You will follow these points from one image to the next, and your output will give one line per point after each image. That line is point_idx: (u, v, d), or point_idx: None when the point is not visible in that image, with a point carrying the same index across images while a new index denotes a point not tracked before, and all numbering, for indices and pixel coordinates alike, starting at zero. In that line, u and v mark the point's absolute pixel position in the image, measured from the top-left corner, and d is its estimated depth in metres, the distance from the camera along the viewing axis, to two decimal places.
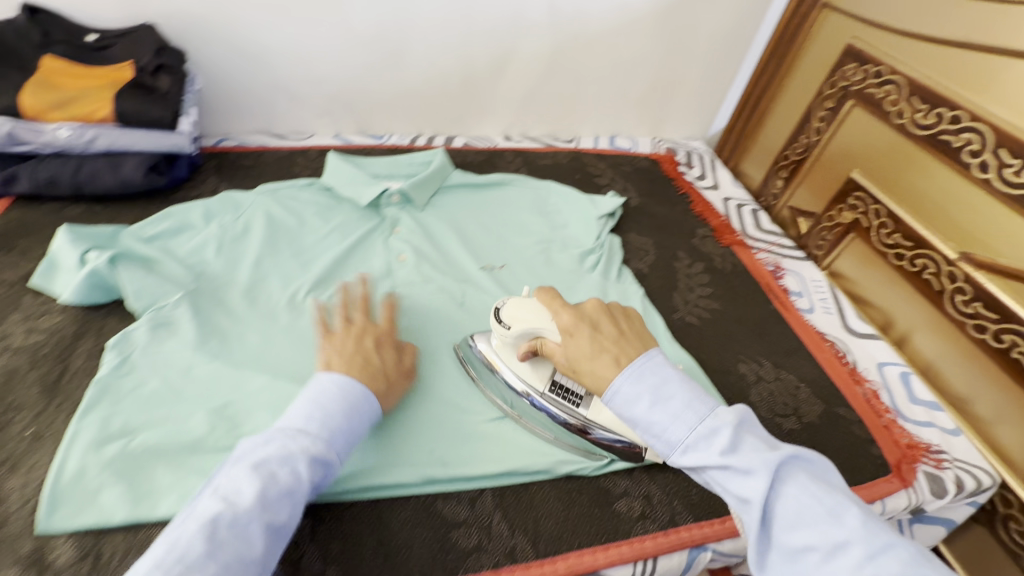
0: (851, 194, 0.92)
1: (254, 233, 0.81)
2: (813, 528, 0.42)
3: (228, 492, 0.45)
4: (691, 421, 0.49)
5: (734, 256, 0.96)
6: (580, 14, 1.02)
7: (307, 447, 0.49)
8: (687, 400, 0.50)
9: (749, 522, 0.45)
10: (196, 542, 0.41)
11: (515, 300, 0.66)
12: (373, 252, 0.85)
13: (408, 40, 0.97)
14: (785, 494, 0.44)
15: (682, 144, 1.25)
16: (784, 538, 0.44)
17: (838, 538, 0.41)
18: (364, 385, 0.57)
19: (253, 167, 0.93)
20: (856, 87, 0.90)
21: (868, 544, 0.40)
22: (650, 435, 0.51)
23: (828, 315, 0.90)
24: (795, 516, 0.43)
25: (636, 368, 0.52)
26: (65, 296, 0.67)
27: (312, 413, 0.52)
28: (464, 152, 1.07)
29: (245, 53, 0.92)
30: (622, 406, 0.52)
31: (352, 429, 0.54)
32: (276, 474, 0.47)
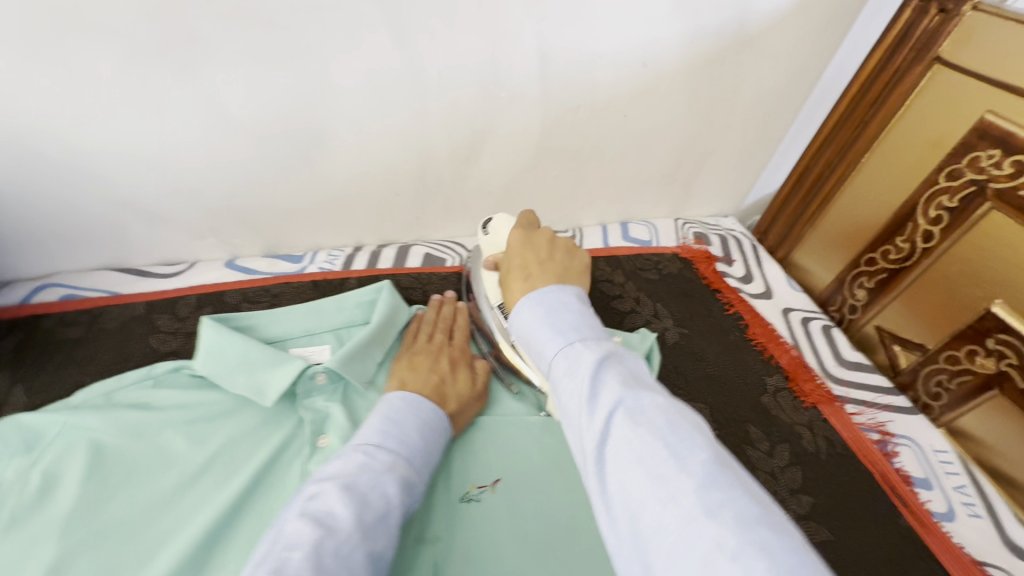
0: (992, 336, 0.64)
1: (58, 497, 0.47)
2: (649, 469, 0.32)
3: (322, 514, 0.40)
4: (567, 339, 0.41)
5: (825, 424, 0.66)
6: (584, 79, 0.68)
7: (394, 466, 0.46)
8: (580, 325, 0.42)
9: (585, 459, 0.35)
10: (306, 569, 0.36)
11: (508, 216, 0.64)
12: (280, 499, 0.50)
13: (327, 131, 0.63)
14: (627, 432, 0.34)
15: (712, 227, 0.95)
16: (616, 478, 0.33)
17: (671, 482, 0.31)
18: (432, 403, 0.55)
19: (82, 344, 0.58)
20: (1001, 185, 0.61)
21: (705, 498, 0.30)
22: (531, 353, 0.44)
23: (976, 521, 0.61)
24: (631, 450, 0.33)
25: (538, 293, 0.46)
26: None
27: (387, 429, 0.49)
28: (425, 274, 0.75)
29: (53, 168, 0.57)
30: (519, 326, 0.46)
31: (429, 449, 0.51)
32: (368, 497, 0.43)
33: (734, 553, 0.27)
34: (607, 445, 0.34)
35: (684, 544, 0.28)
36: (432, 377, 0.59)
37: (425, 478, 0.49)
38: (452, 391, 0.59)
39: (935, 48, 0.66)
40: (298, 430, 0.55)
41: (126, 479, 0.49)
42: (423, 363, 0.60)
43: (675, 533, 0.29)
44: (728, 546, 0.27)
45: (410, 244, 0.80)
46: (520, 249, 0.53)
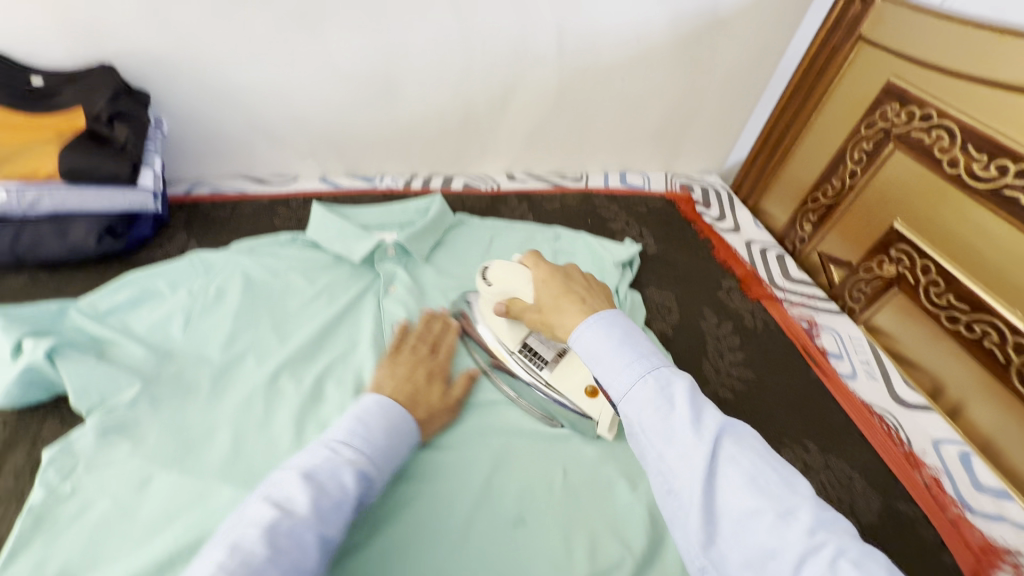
0: (893, 246, 0.84)
1: (229, 299, 0.70)
2: (761, 492, 0.39)
3: (282, 500, 0.44)
4: (650, 368, 0.47)
5: (764, 311, 0.87)
6: (591, 46, 0.91)
7: (355, 460, 0.49)
8: (650, 353, 0.48)
9: (687, 481, 0.41)
10: (256, 545, 0.39)
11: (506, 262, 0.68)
12: (365, 317, 0.74)
13: (401, 79, 0.87)
14: (731, 453, 0.42)
15: (696, 179, 1.16)
16: (730, 503, 0.40)
17: (788, 504, 0.38)
18: (405, 412, 0.56)
19: (228, 221, 0.83)
20: (899, 129, 0.81)
21: (818, 515, 0.38)
22: (605, 378, 0.49)
23: (872, 381, 0.81)
24: (743, 479, 0.40)
25: (604, 317, 0.51)
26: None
27: (355, 429, 0.51)
28: (464, 195, 0.98)
29: (215, 93, 0.82)
30: (589, 349, 0.50)
31: (394, 449, 0.53)
32: (325, 485, 0.46)
33: (857, 560, 0.36)
34: (715, 467, 0.41)
35: (810, 553, 0.36)
36: (406, 385, 0.61)
37: (385, 473, 0.51)
38: (424, 400, 0.61)
39: (859, 29, 0.88)
40: (374, 281, 0.79)
41: (266, 297, 0.72)
42: (403, 371, 0.62)
43: (797, 546, 0.37)
44: (852, 555, 0.36)
45: (453, 175, 1.03)
46: (559, 283, 0.57)
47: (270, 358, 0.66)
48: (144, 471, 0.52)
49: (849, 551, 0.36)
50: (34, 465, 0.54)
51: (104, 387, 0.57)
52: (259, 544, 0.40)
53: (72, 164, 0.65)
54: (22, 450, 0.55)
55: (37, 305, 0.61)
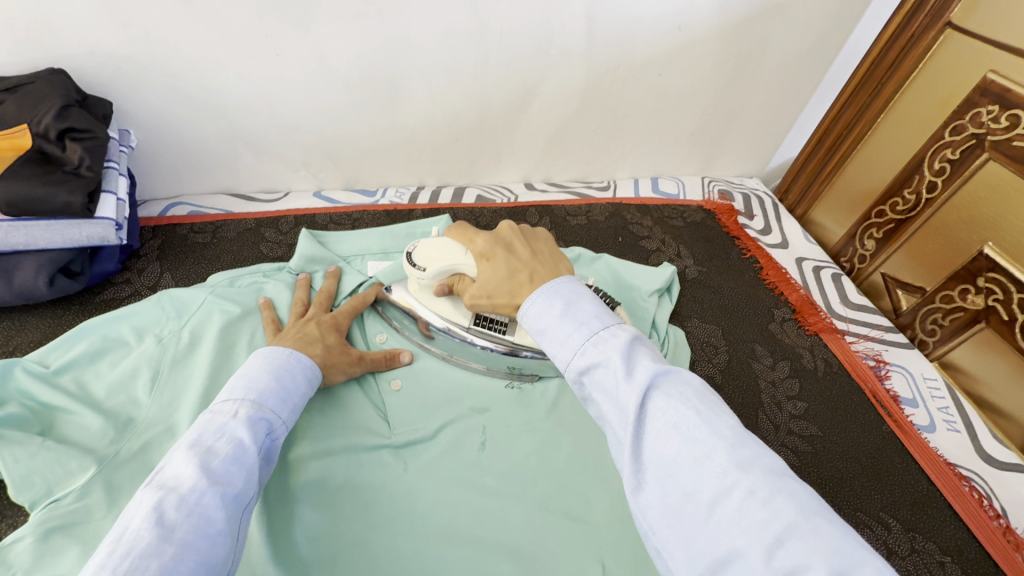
0: (982, 274, 0.71)
1: (203, 347, 0.60)
2: (685, 440, 0.35)
3: (167, 479, 0.38)
4: (591, 328, 0.42)
5: (825, 348, 0.76)
6: (624, 39, 0.78)
7: (240, 413, 0.44)
8: (597, 310, 0.44)
9: (621, 435, 0.37)
10: (144, 530, 0.34)
11: (428, 240, 0.59)
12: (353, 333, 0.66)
13: (403, 80, 0.75)
14: (661, 403, 0.37)
15: (736, 186, 1.04)
16: (656, 449, 0.36)
17: (705, 448, 0.34)
18: (288, 348, 0.53)
19: (208, 247, 0.73)
20: (996, 137, 0.68)
21: (736, 456, 0.33)
22: (548, 345, 0.45)
23: (954, 434, 0.69)
24: (669, 425, 0.35)
25: (552, 285, 0.47)
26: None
27: (237, 383, 0.47)
28: (477, 211, 0.87)
29: (190, 100, 0.70)
30: (533, 319, 0.46)
31: (287, 389, 0.49)
32: (213, 447, 0.40)
33: (767, 499, 0.31)
34: (644, 417, 0.37)
35: (723, 496, 0.32)
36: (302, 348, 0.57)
37: (286, 415, 0.47)
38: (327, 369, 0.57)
39: (947, 14, 0.74)
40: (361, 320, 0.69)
41: (250, 339, 0.62)
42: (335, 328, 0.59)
43: (712, 487, 0.32)
44: (762, 494, 0.31)
45: (465, 186, 0.92)
46: (505, 255, 0.52)
47: None
48: None
49: (781, 517, 0.30)
50: None
51: (50, 471, 0.47)
52: (170, 523, 0.35)
53: (12, 195, 0.54)
54: None
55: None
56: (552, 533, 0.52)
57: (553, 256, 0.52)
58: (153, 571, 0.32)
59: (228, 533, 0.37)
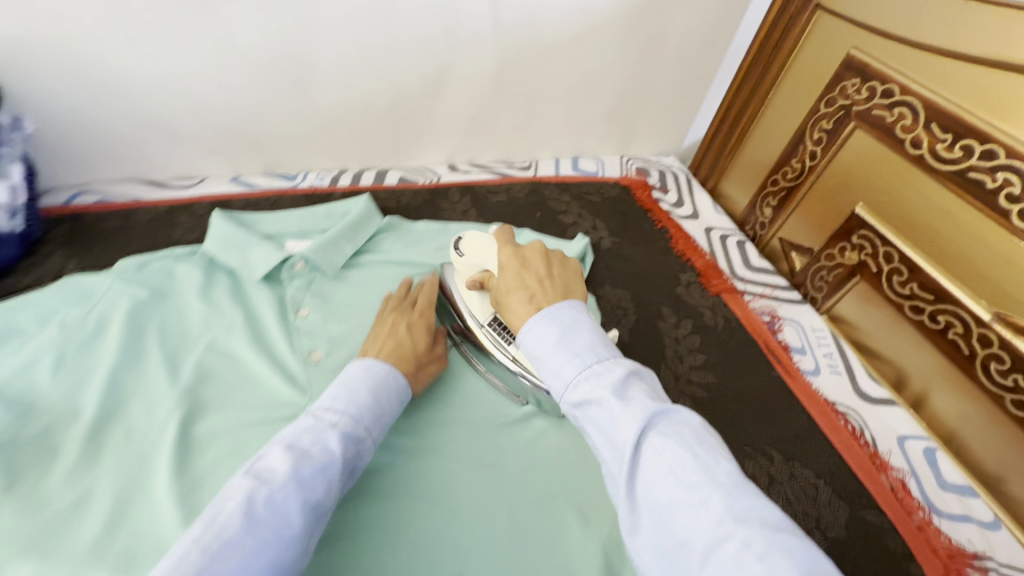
0: (855, 232, 0.79)
1: (110, 330, 0.60)
2: (681, 481, 0.36)
3: (262, 470, 0.44)
4: (586, 361, 0.44)
5: (725, 307, 0.82)
6: (530, 21, 0.81)
7: (338, 425, 0.49)
8: (593, 342, 0.45)
9: (616, 471, 0.39)
10: (234, 518, 0.40)
11: (480, 235, 0.67)
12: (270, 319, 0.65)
13: (314, 62, 0.76)
14: (660, 445, 0.38)
15: (652, 163, 1.10)
16: (650, 491, 0.37)
17: (703, 493, 0.34)
18: (388, 364, 0.57)
19: (117, 234, 0.71)
20: (859, 107, 0.76)
21: (733, 506, 0.34)
22: (543, 372, 0.46)
23: (835, 377, 0.77)
24: (664, 467, 0.37)
25: (552, 310, 0.47)
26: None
27: (340, 395, 0.52)
28: (399, 192, 0.88)
29: (88, 84, 0.69)
30: (528, 344, 0.47)
31: (381, 408, 0.53)
32: (309, 452, 0.46)
33: (762, 553, 0.31)
34: (639, 456, 0.38)
35: (718, 544, 0.32)
36: (390, 342, 0.61)
37: (375, 433, 0.52)
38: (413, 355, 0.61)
39: None
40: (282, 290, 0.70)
41: (159, 322, 0.62)
42: (381, 328, 0.63)
43: (707, 535, 0.33)
44: (757, 547, 0.31)
45: (388, 169, 0.93)
46: (516, 270, 0.53)
47: (160, 404, 0.55)
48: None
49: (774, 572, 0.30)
50: None
51: None
52: (259, 517, 0.40)
53: None
54: None
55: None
56: (460, 485, 0.56)
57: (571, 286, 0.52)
58: (234, 560, 0.37)
59: (299, 538, 0.41)
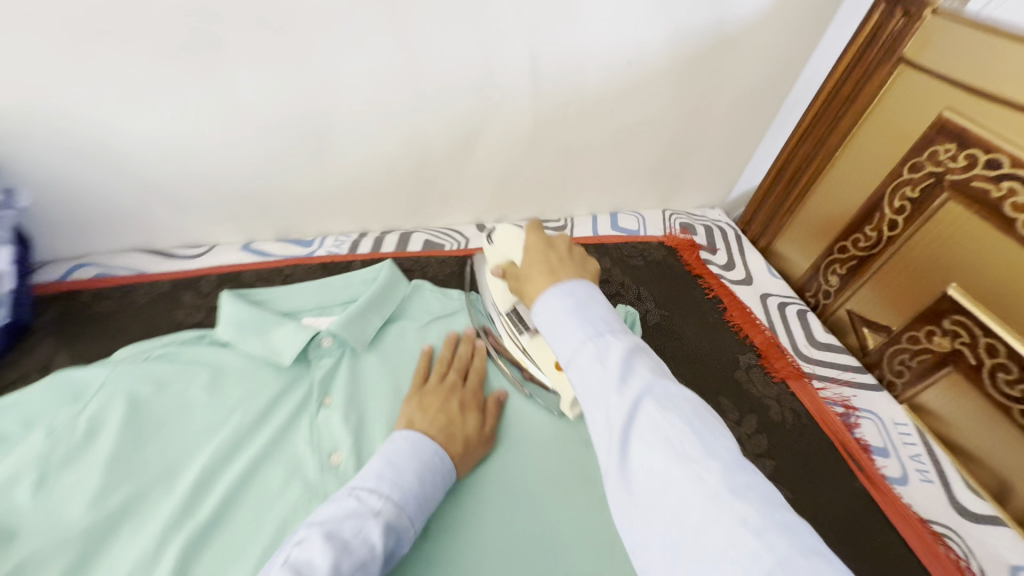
0: (947, 317, 0.69)
1: (104, 439, 0.53)
2: (678, 452, 0.33)
3: (302, 563, 0.39)
4: (593, 329, 0.41)
5: (792, 397, 0.72)
6: (572, 77, 0.73)
7: (381, 511, 0.46)
8: (603, 314, 0.42)
9: (607, 443, 0.36)
10: None
11: (508, 227, 0.65)
12: (288, 420, 0.59)
13: (334, 123, 0.69)
14: (661, 417, 0.35)
15: (698, 218, 1.00)
16: (642, 461, 0.34)
17: (700, 464, 0.32)
18: (437, 444, 0.54)
19: (115, 317, 0.64)
20: (954, 177, 0.66)
21: (731, 482, 0.31)
22: (552, 340, 0.43)
23: (928, 487, 0.67)
24: (658, 437, 0.34)
25: (569, 286, 0.45)
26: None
27: (384, 473, 0.49)
28: (424, 258, 0.80)
29: (87, 155, 0.62)
30: (542, 313, 0.45)
31: (425, 493, 0.50)
32: (350, 542, 0.42)
33: (759, 529, 0.29)
34: (632, 427, 0.35)
35: (710, 522, 0.30)
36: (439, 418, 0.57)
37: (417, 523, 0.48)
38: (461, 434, 0.57)
39: (900, 49, 0.72)
40: (308, 372, 0.64)
41: (161, 424, 0.56)
42: (433, 404, 0.59)
43: (701, 510, 0.31)
44: (754, 523, 0.29)
45: (412, 230, 0.85)
46: (541, 250, 0.52)
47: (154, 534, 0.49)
48: None
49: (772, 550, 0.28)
50: None
51: None
52: None
53: None
54: None
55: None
56: None
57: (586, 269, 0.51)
58: None
59: None
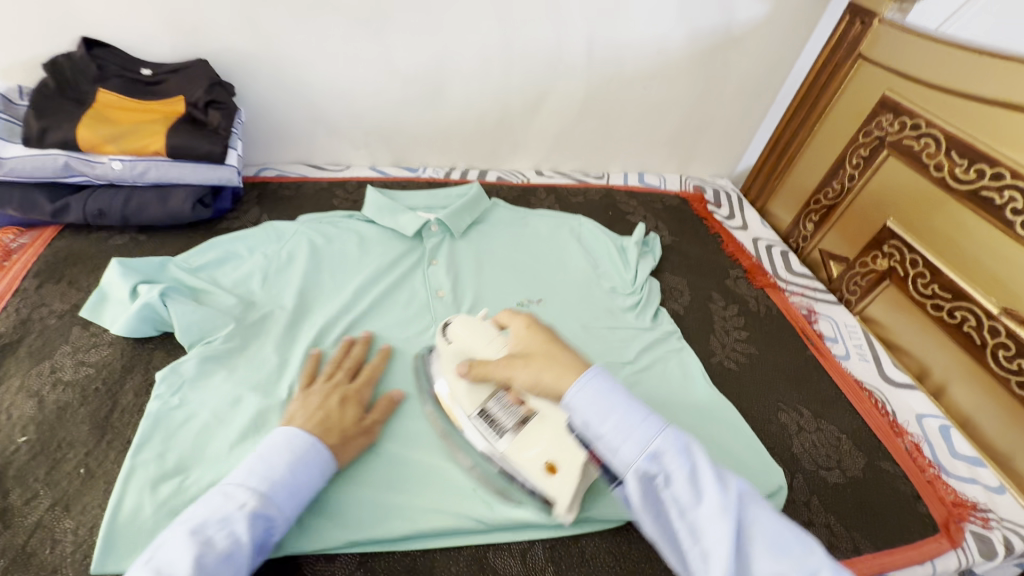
0: (885, 242, 0.93)
1: (298, 261, 0.82)
2: (780, 550, 0.43)
3: (163, 563, 0.45)
4: (655, 431, 0.48)
5: (767, 298, 0.96)
6: (617, 58, 1.01)
7: (246, 504, 0.50)
8: (648, 415, 0.50)
9: (715, 544, 0.44)
10: None
11: (467, 317, 0.67)
12: (408, 271, 0.87)
13: (447, 79, 0.98)
14: (754, 511, 0.45)
15: (708, 183, 1.26)
16: (758, 563, 0.43)
17: (807, 561, 0.42)
18: (313, 436, 0.56)
19: (294, 199, 0.94)
20: (892, 137, 0.91)
21: (833, 571, 0.42)
22: (609, 439, 0.49)
23: (864, 362, 0.89)
24: (763, 538, 0.44)
25: (594, 378, 0.52)
26: (82, 309, 0.68)
27: (255, 468, 0.52)
28: (498, 186, 1.08)
29: (288, 88, 0.93)
30: (583, 414, 0.50)
31: (297, 482, 0.53)
32: (213, 538, 0.47)
33: None
34: (741, 532, 0.44)
35: None
36: (317, 413, 0.60)
37: (288, 510, 0.52)
38: (338, 426, 0.60)
39: (858, 49, 0.99)
40: (420, 245, 0.92)
41: (330, 260, 0.84)
42: (313, 400, 0.62)
43: None
44: None
45: (488, 169, 1.14)
46: (541, 338, 0.59)
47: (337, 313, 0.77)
48: (235, 392, 0.63)
49: None
50: (150, 385, 0.63)
51: (203, 326, 0.68)
52: None
53: (178, 142, 0.76)
54: (139, 376, 0.64)
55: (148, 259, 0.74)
56: None
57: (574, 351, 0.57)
58: None
59: None
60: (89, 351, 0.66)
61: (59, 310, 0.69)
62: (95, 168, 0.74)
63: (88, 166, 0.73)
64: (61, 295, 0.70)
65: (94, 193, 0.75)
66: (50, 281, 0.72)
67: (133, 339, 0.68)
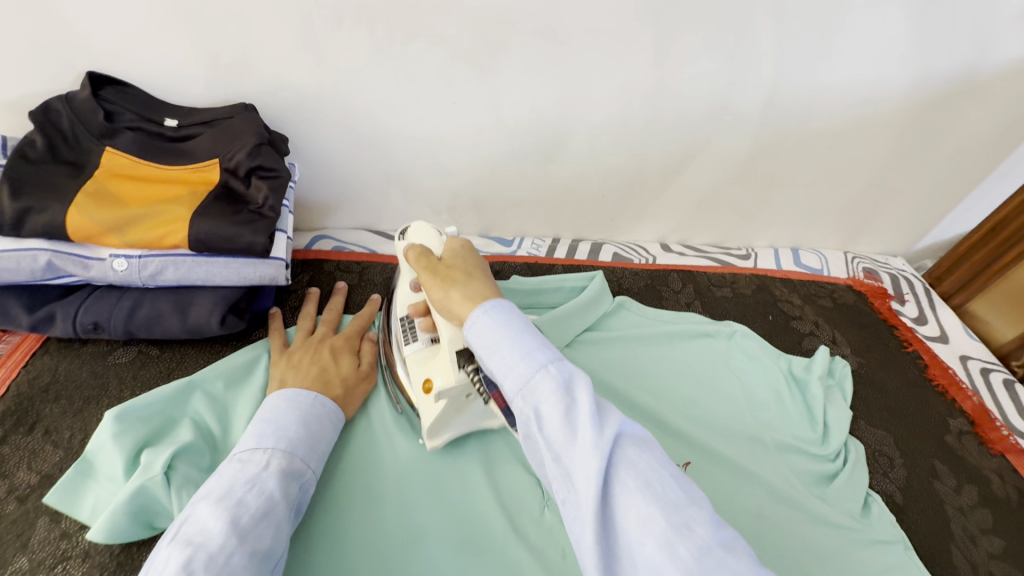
0: None
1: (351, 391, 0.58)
2: (657, 502, 0.32)
3: (195, 533, 0.37)
4: (537, 359, 0.38)
5: (1015, 474, 0.66)
6: (805, 108, 0.73)
7: (269, 463, 0.44)
8: (537, 342, 0.39)
9: (579, 494, 0.33)
10: None
11: (424, 226, 0.58)
12: None
13: (570, 131, 0.72)
14: (632, 454, 0.34)
15: (882, 265, 0.95)
16: (621, 516, 0.32)
17: (686, 515, 0.31)
18: (318, 394, 0.52)
19: (356, 289, 0.71)
20: None
21: (718, 533, 0.31)
22: (495, 366, 0.39)
23: None
24: (636, 490, 0.32)
25: (494, 307, 0.42)
26: (48, 496, 0.47)
27: (263, 431, 0.46)
28: (617, 271, 0.82)
29: (358, 139, 0.69)
30: (473, 340, 0.41)
31: (314, 436, 0.49)
32: (243, 498, 0.40)
33: None
34: (612, 480, 0.33)
35: None
36: (310, 370, 0.55)
37: (315, 464, 0.48)
38: (337, 377, 0.56)
39: None
40: None
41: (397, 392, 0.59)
42: (302, 359, 0.56)
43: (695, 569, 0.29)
44: None
45: (600, 243, 0.88)
46: (465, 263, 0.49)
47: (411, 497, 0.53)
48: None
49: None
50: None
51: None
52: None
53: (205, 232, 0.53)
54: None
55: (158, 388, 0.53)
56: None
57: (486, 280, 0.47)
58: None
59: None
60: (53, 571, 0.44)
61: (23, 486, 0.48)
62: (91, 267, 0.52)
63: (80, 266, 0.52)
64: (29, 457, 0.49)
65: (90, 298, 0.54)
66: (19, 432, 0.51)
67: (119, 548, 0.45)
